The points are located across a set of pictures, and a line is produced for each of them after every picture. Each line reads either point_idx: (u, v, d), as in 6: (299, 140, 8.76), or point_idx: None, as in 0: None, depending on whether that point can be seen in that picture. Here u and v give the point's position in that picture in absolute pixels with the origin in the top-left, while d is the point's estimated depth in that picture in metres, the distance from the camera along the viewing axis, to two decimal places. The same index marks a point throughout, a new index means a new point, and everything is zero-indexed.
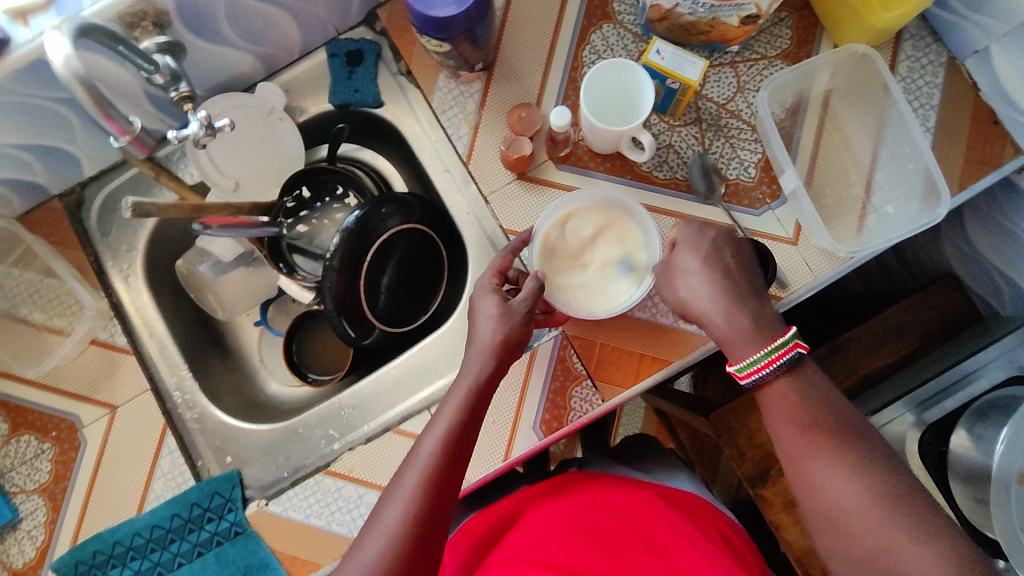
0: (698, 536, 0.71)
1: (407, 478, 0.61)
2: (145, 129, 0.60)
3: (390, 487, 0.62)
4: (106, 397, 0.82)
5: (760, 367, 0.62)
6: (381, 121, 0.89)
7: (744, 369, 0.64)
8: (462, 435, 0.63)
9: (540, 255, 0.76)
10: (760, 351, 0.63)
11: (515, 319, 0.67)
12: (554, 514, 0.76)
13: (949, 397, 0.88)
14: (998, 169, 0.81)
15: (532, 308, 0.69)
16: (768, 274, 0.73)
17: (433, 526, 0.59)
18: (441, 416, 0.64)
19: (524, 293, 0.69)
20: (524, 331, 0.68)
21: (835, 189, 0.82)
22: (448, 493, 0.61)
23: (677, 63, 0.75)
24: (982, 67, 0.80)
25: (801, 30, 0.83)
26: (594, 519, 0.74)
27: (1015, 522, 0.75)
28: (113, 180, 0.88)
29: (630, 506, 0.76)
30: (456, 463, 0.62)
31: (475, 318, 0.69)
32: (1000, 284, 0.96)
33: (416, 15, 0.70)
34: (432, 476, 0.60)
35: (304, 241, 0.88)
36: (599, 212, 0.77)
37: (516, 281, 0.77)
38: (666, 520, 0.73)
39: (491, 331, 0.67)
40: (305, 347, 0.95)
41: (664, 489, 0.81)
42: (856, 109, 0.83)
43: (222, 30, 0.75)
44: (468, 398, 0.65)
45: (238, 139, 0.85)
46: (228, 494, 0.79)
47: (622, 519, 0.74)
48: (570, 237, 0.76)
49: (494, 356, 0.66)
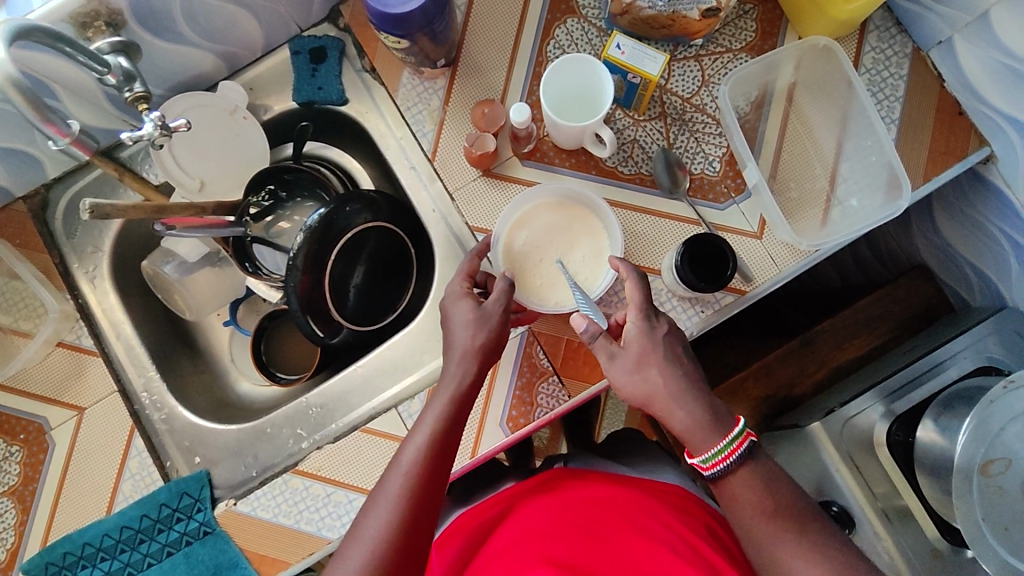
0: (686, 528, 0.68)
1: (389, 487, 0.62)
2: (84, 130, 0.63)
3: (371, 497, 0.63)
4: (74, 399, 0.82)
5: (722, 460, 0.62)
6: (345, 118, 0.88)
7: (707, 461, 0.63)
8: (443, 442, 0.65)
9: (502, 259, 0.78)
10: (721, 443, 0.62)
11: (491, 323, 0.68)
12: (543, 512, 0.72)
13: (916, 389, 0.88)
14: (964, 160, 0.81)
15: (507, 307, 0.70)
16: (729, 266, 0.73)
17: (419, 529, 0.60)
18: (423, 424, 0.65)
19: (496, 293, 0.70)
20: (501, 335, 0.69)
21: (799, 182, 0.82)
22: (432, 498, 0.62)
23: (637, 57, 0.75)
24: (945, 58, 0.81)
25: (766, 23, 0.83)
26: (583, 514, 0.71)
27: (977, 511, 0.73)
28: (78, 181, 0.87)
29: (620, 499, 0.73)
30: (439, 468, 0.63)
31: (450, 324, 0.70)
32: (970, 275, 0.97)
33: (373, 13, 0.70)
34: (415, 485, 0.61)
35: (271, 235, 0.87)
36: (558, 211, 0.79)
37: (485, 284, 0.76)
38: (649, 509, 0.71)
39: (469, 337, 0.68)
40: (273, 346, 0.95)
41: (649, 481, 0.78)
42: (820, 102, 0.83)
43: (180, 29, 0.75)
44: (449, 405, 0.66)
45: (200, 138, 0.85)
46: (197, 494, 0.79)
47: (609, 510, 0.71)
48: (529, 236, 0.78)
49: (476, 360, 0.68)
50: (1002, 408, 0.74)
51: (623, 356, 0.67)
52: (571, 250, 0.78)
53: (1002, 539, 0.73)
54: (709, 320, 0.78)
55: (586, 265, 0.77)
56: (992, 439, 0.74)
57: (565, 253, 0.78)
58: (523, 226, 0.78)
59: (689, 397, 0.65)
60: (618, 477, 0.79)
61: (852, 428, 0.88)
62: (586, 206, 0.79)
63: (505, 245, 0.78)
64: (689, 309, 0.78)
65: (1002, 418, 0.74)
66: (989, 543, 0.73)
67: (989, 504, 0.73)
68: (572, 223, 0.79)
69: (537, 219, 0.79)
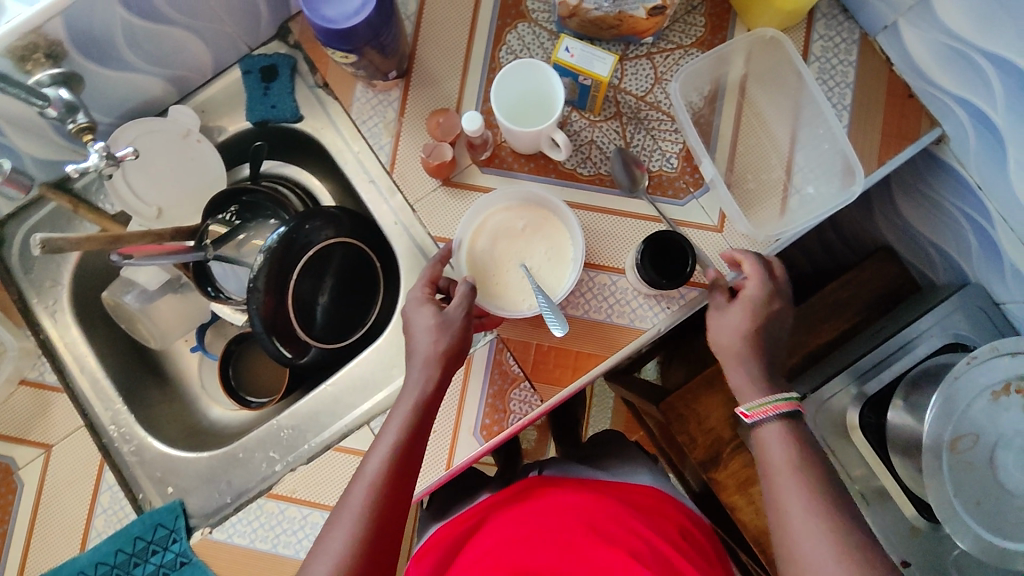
0: (658, 535, 0.70)
1: (354, 498, 0.61)
2: (17, 169, 0.78)
3: (336, 510, 0.62)
4: (40, 437, 0.81)
5: (767, 409, 0.67)
6: (301, 135, 0.87)
7: (751, 409, 0.68)
8: (408, 450, 0.64)
9: (466, 265, 0.77)
10: (767, 398, 0.68)
11: (453, 328, 0.68)
12: (517, 523, 0.72)
13: (886, 369, 0.89)
14: (916, 141, 0.82)
15: (468, 313, 0.69)
16: (688, 262, 0.74)
17: (384, 540, 0.61)
18: (386, 433, 0.65)
19: (457, 299, 0.69)
20: (463, 339, 0.69)
21: (756, 173, 0.82)
22: (398, 507, 0.62)
23: (587, 59, 0.75)
24: (892, 43, 0.81)
25: (714, 17, 0.84)
26: (556, 521, 0.71)
27: (949, 488, 0.74)
28: (32, 216, 0.85)
29: (595, 506, 0.73)
30: (403, 478, 0.63)
31: (411, 331, 0.69)
32: (932, 253, 0.99)
33: (318, 29, 0.70)
34: (379, 495, 0.61)
35: (232, 247, 0.87)
36: (521, 212, 0.78)
37: (448, 290, 0.76)
38: (617, 516, 0.72)
39: (431, 343, 0.67)
40: (243, 370, 0.94)
41: (623, 487, 0.79)
42: (772, 93, 0.84)
43: (124, 56, 0.74)
44: (413, 412, 0.66)
45: (155, 164, 0.84)
46: (172, 525, 0.79)
47: (582, 516, 0.71)
48: (491, 240, 0.78)
49: (438, 365, 0.67)
50: (967, 384, 0.75)
51: (730, 311, 0.72)
52: (536, 251, 0.77)
53: (975, 514, 0.74)
54: (675, 315, 0.78)
55: (551, 266, 0.77)
56: (959, 416, 0.74)
57: (531, 257, 0.77)
58: (486, 230, 0.78)
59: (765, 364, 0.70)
60: (592, 485, 0.79)
61: (827, 412, 0.89)
62: (549, 208, 0.78)
63: (468, 250, 0.77)
64: (655, 306, 0.79)
65: (967, 394, 0.75)
66: (962, 519, 0.73)
67: (960, 480, 0.74)
68: (536, 225, 0.78)
69: (499, 222, 0.78)
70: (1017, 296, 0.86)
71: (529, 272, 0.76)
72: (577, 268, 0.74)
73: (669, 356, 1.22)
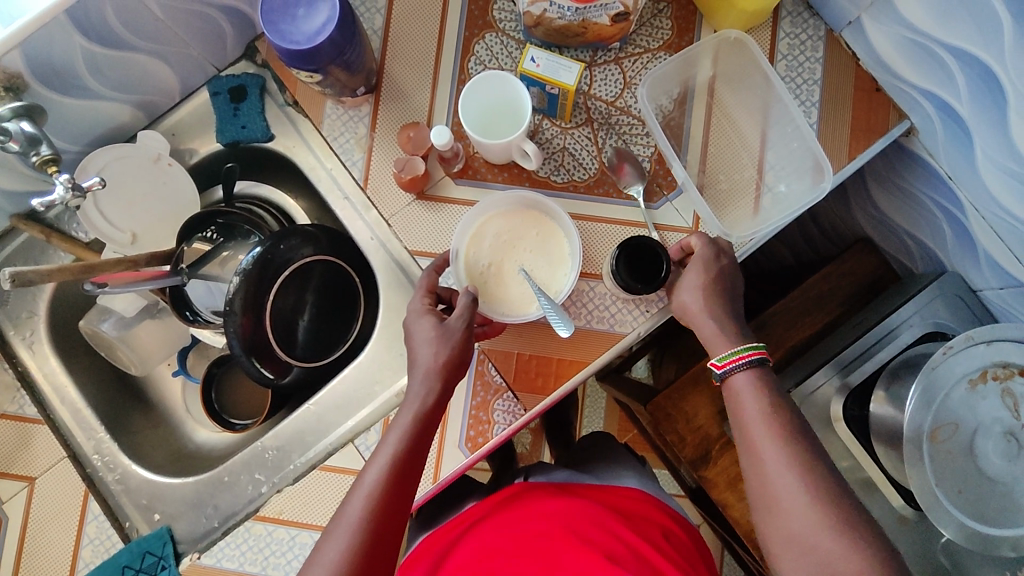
0: (638, 538, 0.71)
1: (351, 510, 0.62)
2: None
3: (333, 522, 0.63)
4: (23, 470, 0.80)
5: (741, 356, 0.67)
6: (274, 154, 0.87)
7: (723, 359, 0.68)
8: (406, 463, 0.65)
9: (464, 274, 0.76)
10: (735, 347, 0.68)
11: (453, 338, 0.68)
12: (510, 531, 0.73)
13: (867, 361, 0.89)
14: (886, 134, 0.83)
15: (470, 322, 0.69)
16: (662, 267, 0.73)
17: (381, 551, 0.61)
18: (385, 446, 0.65)
19: (459, 309, 0.69)
20: (464, 350, 0.69)
21: (729, 173, 0.83)
22: (395, 520, 0.62)
23: (553, 68, 0.75)
24: (857, 38, 0.82)
25: (681, 19, 0.84)
26: (548, 528, 0.71)
27: (931, 478, 0.75)
28: (4, 248, 0.84)
29: (582, 510, 0.74)
30: (403, 488, 0.64)
31: (412, 341, 0.70)
32: (910, 243, 0.99)
33: (282, 50, 0.70)
34: (376, 508, 0.61)
35: (217, 264, 0.87)
36: (514, 215, 0.78)
37: (450, 299, 0.75)
38: (604, 520, 0.72)
39: (432, 354, 0.67)
40: (225, 393, 0.93)
41: (607, 491, 0.79)
42: (741, 93, 0.84)
43: (88, 84, 0.74)
44: (414, 425, 0.66)
45: (127, 190, 0.83)
46: (160, 552, 0.79)
47: (574, 522, 0.72)
48: (488, 247, 0.77)
49: (440, 378, 0.67)
50: (943, 374, 0.75)
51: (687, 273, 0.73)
52: (532, 255, 0.77)
53: (957, 501, 0.74)
54: (654, 319, 0.79)
55: (550, 265, 0.77)
56: (938, 405, 0.75)
57: (529, 260, 0.77)
58: (480, 235, 0.78)
59: (727, 327, 0.70)
60: (582, 490, 0.79)
61: (810, 406, 0.90)
62: (542, 209, 0.78)
63: (465, 259, 0.77)
64: (633, 310, 0.79)
65: (944, 384, 0.75)
66: (945, 508, 0.74)
67: (941, 468, 0.75)
68: (530, 229, 0.78)
69: (494, 228, 0.78)
70: (992, 282, 0.87)
71: (529, 275, 0.76)
72: (576, 269, 0.75)
73: (661, 353, 1.21)
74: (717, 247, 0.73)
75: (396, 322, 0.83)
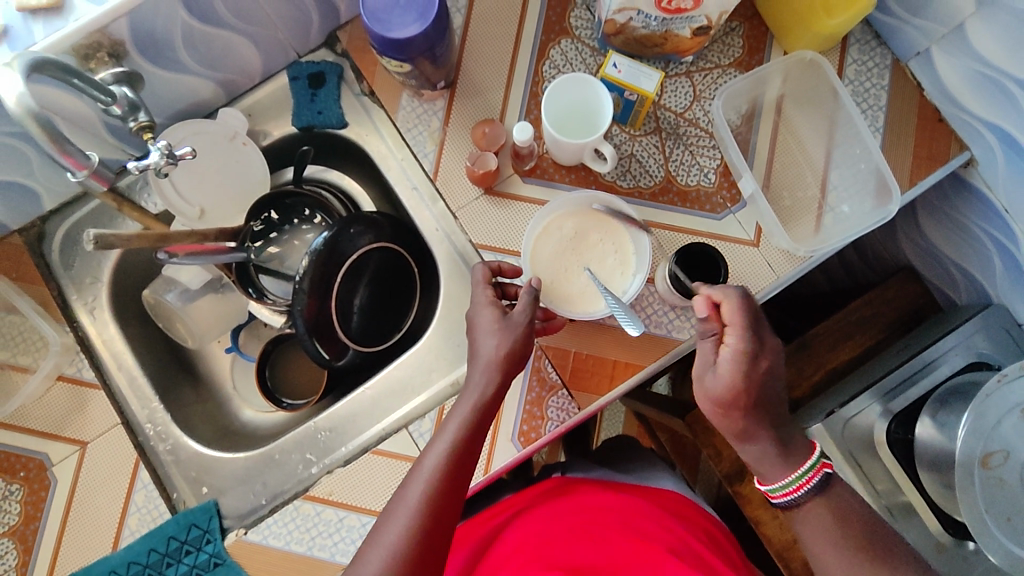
0: (689, 535, 0.72)
1: (410, 493, 0.62)
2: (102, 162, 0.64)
3: (390, 504, 0.63)
4: (75, 434, 0.81)
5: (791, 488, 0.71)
6: (345, 142, 0.89)
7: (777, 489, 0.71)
8: (462, 451, 0.65)
9: (530, 268, 0.77)
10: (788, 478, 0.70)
11: (517, 331, 0.68)
12: (557, 518, 0.75)
13: (912, 386, 0.90)
14: (946, 164, 0.85)
15: (531, 318, 0.70)
16: (720, 275, 0.77)
17: (438, 533, 0.61)
18: (443, 432, 0.66)
19: (522, 304, 0.70)
20: (525, 343, 0.69)
21: (792, 191, 0.85)
22: (451, 505, 0.63)
23: (633, 75, 0.77)
24: (924, 69, 0.84)
25: (752, 39, 0.86)
26: (597, 523, 0.74)
27: (981, 503, 0.75)
28: (75, 213, 0.86)
29: (631, 508, 0.76)
30: (457, 480, 0.64)
31: (474, 332, 0.70)
32: (955, 273, 1.00)
33: (376, 37, 0.72)
34: (432, 491, 0.62)
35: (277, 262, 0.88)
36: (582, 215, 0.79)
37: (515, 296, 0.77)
38: (653, 518, 0.74)
39: (494, 346, 0.68)
40: (278, 371, 0.95)
41: (653, 490, 0.81)
42: (805, 114, 0.86)
43: (180, 58, 0.76)
44: (472, 413, 0.67)
45: (202, 166, 0.85)
46: (206, 525, 0.78)
47: (623, 519, 0.74)
48: (556, 243, 0.78)
49: (499, 369, 0.67)
50: (997, 402, 0.76)
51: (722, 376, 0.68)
52: (599, 256, 0.78)
53: (1006, 530, 0.75)
54: None
55: (616, 266, 0.78)
56: (989, 432, 0.75)
57: (595, 262, 0.78)
58: (547, 233, 0.79)
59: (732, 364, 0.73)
60: (630, 487, 0.81)
61: (852, 429, 0.89)
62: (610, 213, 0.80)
63: (531, 254, 0.78)
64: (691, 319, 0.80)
65: (998, 411, 0.76)
66: (993, 534, 0.74)
67: (991, 495, 0.75)
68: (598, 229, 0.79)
69: (563, 227, 0.79)
70: None
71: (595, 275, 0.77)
72: (642, 275, 0.76)
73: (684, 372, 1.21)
74: (754, 366, 0.67)
75: (455, 313, 0.85)
